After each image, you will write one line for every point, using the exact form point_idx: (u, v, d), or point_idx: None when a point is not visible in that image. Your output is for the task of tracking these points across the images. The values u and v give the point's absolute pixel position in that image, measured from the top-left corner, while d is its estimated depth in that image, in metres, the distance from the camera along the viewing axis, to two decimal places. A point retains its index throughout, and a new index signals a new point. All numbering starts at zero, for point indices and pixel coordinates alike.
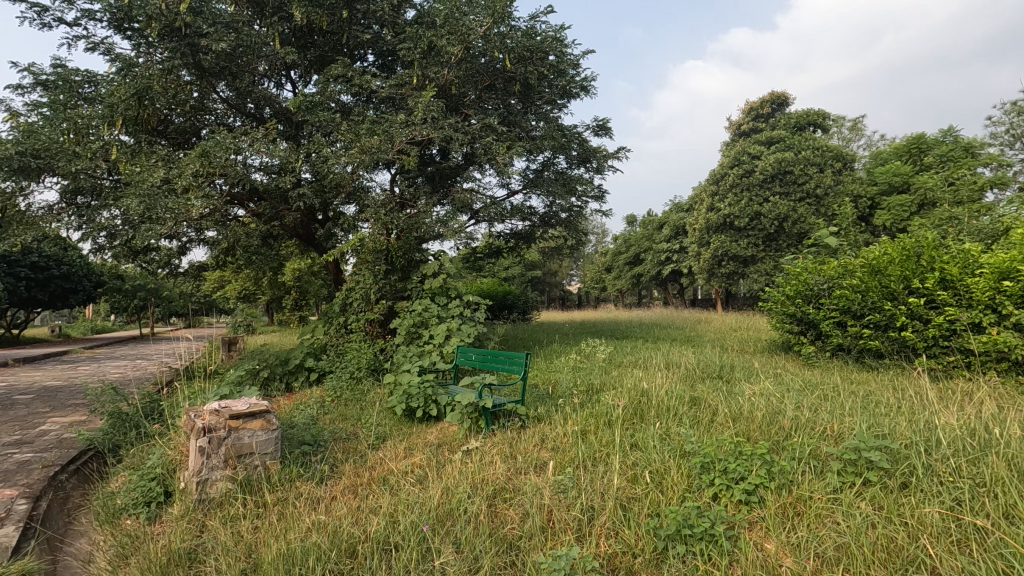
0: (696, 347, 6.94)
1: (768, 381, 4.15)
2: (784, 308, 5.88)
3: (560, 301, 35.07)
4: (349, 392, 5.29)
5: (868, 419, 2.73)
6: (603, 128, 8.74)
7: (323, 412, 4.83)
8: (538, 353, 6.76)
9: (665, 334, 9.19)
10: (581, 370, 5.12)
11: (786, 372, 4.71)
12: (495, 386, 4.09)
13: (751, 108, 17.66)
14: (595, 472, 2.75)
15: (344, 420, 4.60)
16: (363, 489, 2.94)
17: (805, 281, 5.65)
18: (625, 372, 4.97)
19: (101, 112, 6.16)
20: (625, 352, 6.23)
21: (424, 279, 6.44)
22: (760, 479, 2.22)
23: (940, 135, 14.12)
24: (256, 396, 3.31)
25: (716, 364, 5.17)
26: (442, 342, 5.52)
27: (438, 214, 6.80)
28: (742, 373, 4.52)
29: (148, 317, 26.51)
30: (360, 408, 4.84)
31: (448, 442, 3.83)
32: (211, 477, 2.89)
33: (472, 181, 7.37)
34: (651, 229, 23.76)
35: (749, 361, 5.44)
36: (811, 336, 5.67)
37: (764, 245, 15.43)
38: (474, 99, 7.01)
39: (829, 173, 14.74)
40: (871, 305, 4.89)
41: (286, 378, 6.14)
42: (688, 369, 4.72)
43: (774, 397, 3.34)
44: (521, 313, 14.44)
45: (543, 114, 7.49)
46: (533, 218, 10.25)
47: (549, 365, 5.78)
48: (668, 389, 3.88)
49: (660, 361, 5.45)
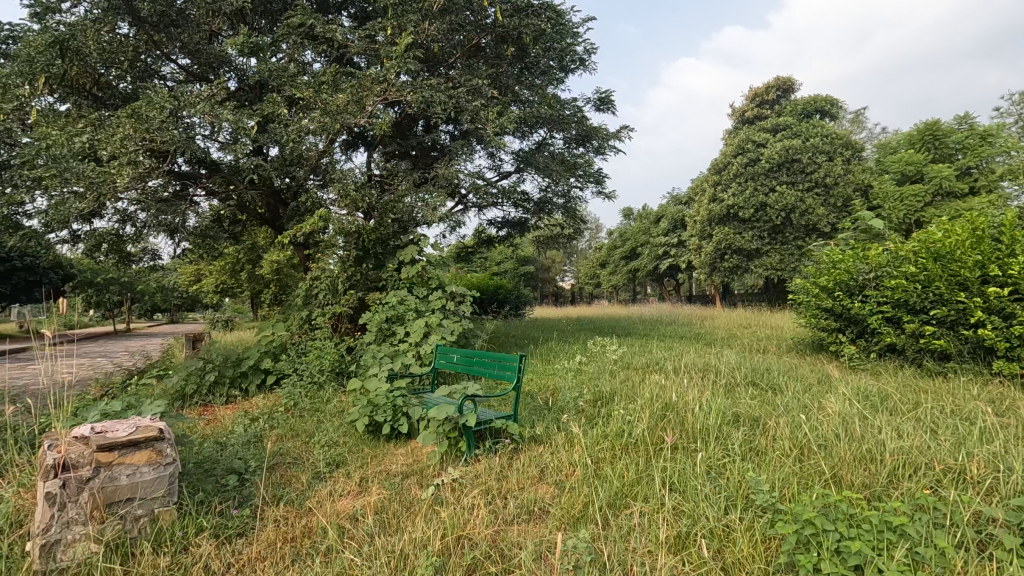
0: (713, 347, 6.10)
1: (826, 394, 3.30)
2: (820, 302, 5.06)
3: (553, 297, 34.26)
4: (307, 399, 4.43)
5: (1012, 456, 1.91)
6: (606, 103, 7.88)
7: (272, 426, 3.94)
8: (533, 352, 5.94)
9: (672, 332, 8.37)
10: (586, 375, 4.27)
11: (837, 381, 3.87)
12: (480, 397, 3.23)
13: (755, 94, 16.85)
14: (622, 533, 1.91)
15: (295, 438, 3.71)
16: (291, 552, 2.09)
17: (846, 269, 4.83)
18: (639, 379, 4.13)
19: (20, 69, 5.23)
20: (635, 354, 5.39)
21: (402, 267, 5.56)
22: (900, 567, 1.38)
23: (955, 123, 13.45)
24: (149, 415, 2.43)
25: (748, 369, 4.31)
26: (419, 341, 4.66)
27: (417, 194, 5.93)
28: (786, 384, 3.68)
29: (125, 313, 25.49)
30: (317, 421, 3.95)
31: (419, 471, 2.97)
32: (65, 539, 1.99)
33: (458, 156, 6.48)
34: (648, 222, 22.96)
35: (783, 364, 4.61)
36: (853, 336, 4.86)
37: (770, 237, 14.67)
38: (460, 60, 6.12)
39: (838, 161, 13.93)
40: (934, 298, 4.07)
41: (238, 382, 5.22)
42: (717, 376, 3.88)
43: (849, 415, 2.52)
44: (513, 308, 13.58)
45: (539, 82, 6.64)
46: (527, 204, 9.37)
47: (547, 368, 4.94)
48: (702, 404, 3.05)
49: (679, 366, 4.60)
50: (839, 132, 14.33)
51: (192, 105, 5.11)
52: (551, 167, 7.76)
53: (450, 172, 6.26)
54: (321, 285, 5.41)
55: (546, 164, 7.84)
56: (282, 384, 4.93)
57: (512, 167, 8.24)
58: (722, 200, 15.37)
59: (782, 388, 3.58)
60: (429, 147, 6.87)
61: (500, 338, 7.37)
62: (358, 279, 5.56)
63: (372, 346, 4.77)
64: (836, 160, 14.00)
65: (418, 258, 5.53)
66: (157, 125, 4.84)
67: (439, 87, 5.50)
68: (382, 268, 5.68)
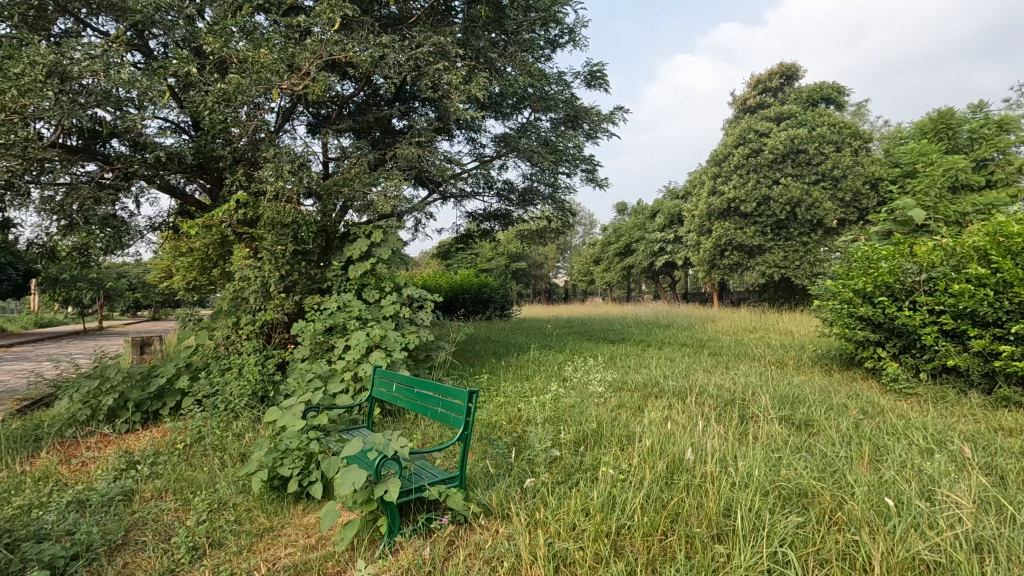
0: (722, 361, 5.19)
1: (893, 451, 2.39)
2: (854, 310, 4.17)
3: (544, 295, 33.36)
4: (214, 433, 3.49)
5: None
6: (597, 78, 6.92)
7: (154, 478, 2.99)
8: (508, 369, 5.01)
9: (672, 338, 7.50)
10: (566, 408, 3.36)
11: (896, 419, 2.96)
12: (423, 469, 2.28)
13: (757, 81, 15.97)
14: None
15: (177, 496, 2.77)
16: None
17: (892, 269, 3.93)
18: (634, 415, 3.21)
19: None
20: (629, 372, 4.47)
21: (349, 266, 4.62)
22: None
23: (970, 111, 12.62)
24: None
25: (776, 397, 3.41)
26: (360, 357, 3.74)
27: (371, 177, 4.97)
28: (829, 428, 2.76)
29: (98, 311, 24.36)
30: (215, 470, 3.01)
31: (317, 566, 2.04)
32: None
33: (424, 134, 5.53)
34: (644, 217, 22.08)
35: (813, 389, 3.72)
36: (895, 351, 3.99)
37: (773, 233, 13.79)
38: (422, 18, 5.17)
39: (847, 152, 13.07)
40: (1013, 308, 3.18)
41: (146, 406, 4.26)
42: (734, 415, 2.98)
43: (963, 507, 1.61)
44: (499, 309, 12.61)
45: (518, 48, 5.72)
46: (511, 194, 8.42)
47: (520, 393, 4.01)
48: (729, 468, 2.15)
49: (688, 391, 3.70)
50: (848, 121, 13.46)
51: (82, 62, 4.13)
52: (535, 150, 6.80)
53: (412, 153, 5.31)
54: (249, 287, 4.42)
55: (530, 147, 6.87)
56: (194, 410, 3.97)
57: (492, 152, 7.29)
58: (722, 192, 14.49)
59: (827, 435, 2.66)
60: (392, 124, 5.93)
61: (474, 346, 6.43)
62: (296, 280, 4.59)
63: (303, 364, 3.83)
64: (844, 150, 13.12)
65: (370, 254, 4.60)
66: (29, 84, 3.89)
67: (393, 45, 4.57)
68: (327, 266, 4.73)
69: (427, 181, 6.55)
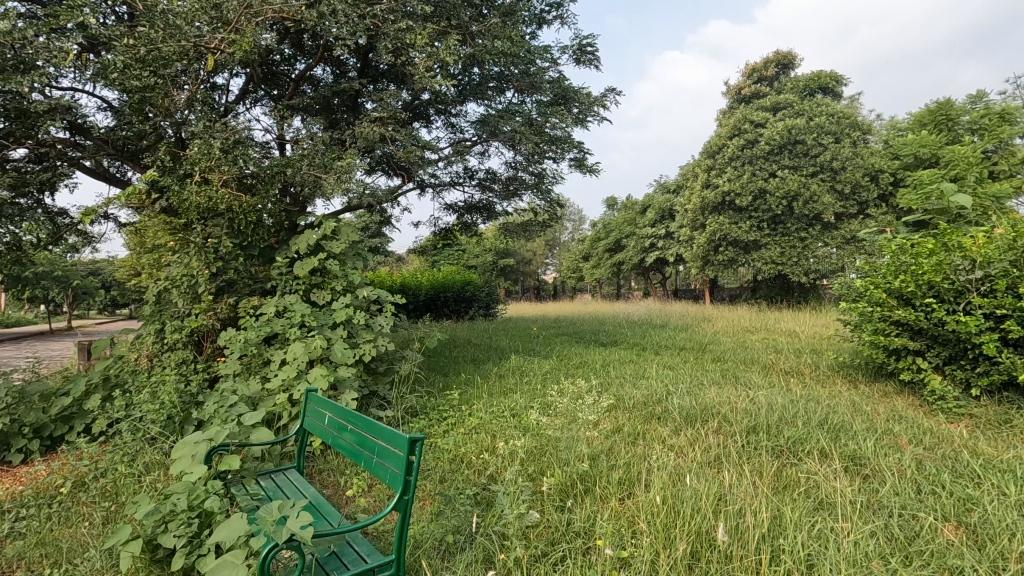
0: (728, 370, 4.59)
1: (992, 519, 1.76)
2: (889, 313, 3.56)
3: (533, 292, 32.70)
4: (109, 472, 2.78)
5: None
6: (586, 54, 6.24)
7: (11, 541, 2.28)
8: (484, 382, 4.33)
9: (668, 340, 6.90)
10: (551, 444, 2.71)
11: (966, 456, 2.33)
12: (342, 560, 1.59)
13: (751, 70, 15.40)
14: None
15: (29, 571, 2.07)
16: None
17: (938, 264, 3.30)
18: (636, 454, 2.56)
19: None
20: (626, 389, 3.81)
21: (297, 262, 3.92)
22: None
23: (971, 101, 12.13)
24: None
25: (807, 422, 2.78)
26: (298, 375, 3.06)
27: (323, 158, 4.27)
28: (891, 477, 2.13)
29: (65, 311, 23.27)
30: (93, 527, 2.32)
31: None
32: None
33: (388, 110, 4.84)
34: (634, 212, 21.49)
35: (847, 409, 3.09)
36: (939, 362, 3.40)
37: (769, 228, 13.21)
38: None
39: (846, 143, 12.52)
40: None
41: (47, 432, 3.54)
42: (759, 456, 2.35)
43: None
44: (484, 309, 11.93)
45: (499, 16, 5.16)
46: (494, 185, 7.72)
47: (494, 418, 3.35)
48: (779, 556, 1.51)
49: (698, 417, 3.06)
50: (847, 111, 12.92)
51: None
52: (518, 132, 6.09)
53: (374, 132, 4.61)
54: (174, 287, 3.71)
55: (512, 129, 6.16)
56: (99, 438, 3.27)
57: (471, 136, 6.59)
58: (716, 185, 13.92)
59: (892, 490, 2.04)
60: (354, 100, 5.22)
61: (449, 353, 5.75)
62: (232, 279, 3.89)
63: (230, 382, 3.14)
64: (843, 141, 12.56)
65: (321, 248, 3.91)
66: None
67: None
68: (270, 263, 4.02)
69: (397, 167, 5.83)
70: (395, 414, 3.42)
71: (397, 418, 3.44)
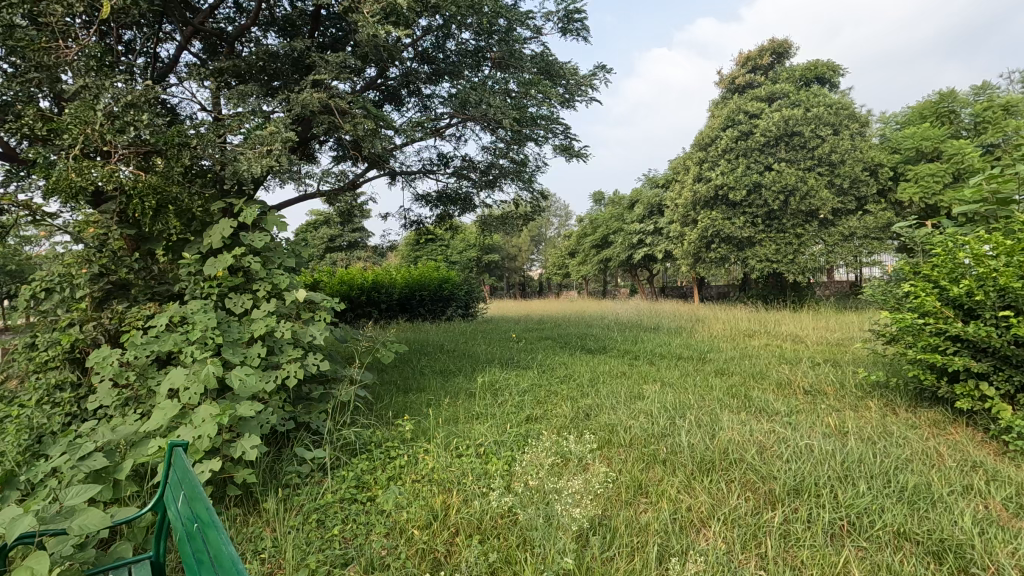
0: (739, 389, 3.88)
1: None
2: (945, 326, 2.88)
3: (519, 290, 31.97)
4: None
5: None
6: (574, 24, 5.49)
7: None
8: (447, 406, 3.57)
9: (662, 346, 6.22)
10: (525, 521, 1.97)
11: None
12: None
13: (746, 59, 14.81)
14: None
15: None
16: None
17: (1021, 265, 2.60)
18: (641, 538, 1.83)
19: None
20: (621, 420, 3.08)
21: (209, 259, 3.12)
22: None
23: (974, 92, 11.31)
24: None
25: (866, 480, 2.08)
26: (185, 412, 2.27)
27: (250, 129, 3.46)
28: None
29: None
30: None
31: None
32: None
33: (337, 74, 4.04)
34: (622, 208, 20.87)
35: (908, 453, 2.39)
36: (1010, 389, 2.73)
37: (764, 224, 12.58)
38: None
39: (845, 135, 11.94)
40: None
41: None
42: (823, 556, 1.64)
43: None
44: (462, 308, 11.17)
45: None
46: (471, 172, 6.95)
47: (453, 464, 2.60)
48: None
49: (718, 467, 2.34)
50: (845, 101, 12.36)
51: None
52: (496, 110, 5.31)
53: (318, 100, 3.79)
54: (47, 289, 2.88)
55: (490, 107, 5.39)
56: None
57: (443, 116, 5.80)
58: (709, 179, 13.27)
59: None
60: (302, 66, 4.41)
61: (415, 364, 4.98)
62: (125, 280, 3.06)
63: (95, 420, 2.33)
64: (841, 133, 12.00)
65: (239, 241, 3.10)
66: None
67: None
68: (178, 259, 3.20)
69: (355, 148, 5.04)
70: (326, 457, 2.65)
71: (329, 461, 2.67)
